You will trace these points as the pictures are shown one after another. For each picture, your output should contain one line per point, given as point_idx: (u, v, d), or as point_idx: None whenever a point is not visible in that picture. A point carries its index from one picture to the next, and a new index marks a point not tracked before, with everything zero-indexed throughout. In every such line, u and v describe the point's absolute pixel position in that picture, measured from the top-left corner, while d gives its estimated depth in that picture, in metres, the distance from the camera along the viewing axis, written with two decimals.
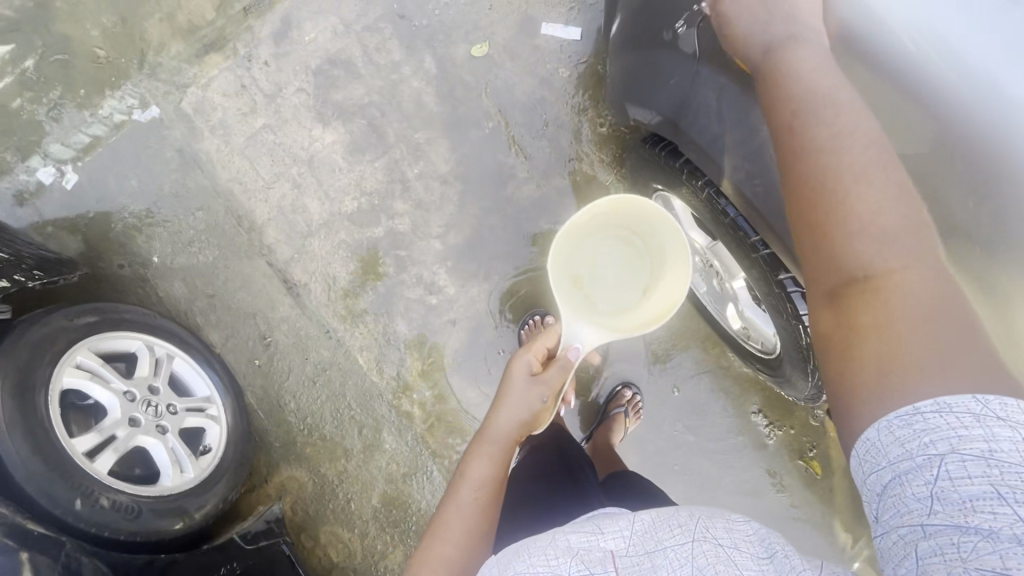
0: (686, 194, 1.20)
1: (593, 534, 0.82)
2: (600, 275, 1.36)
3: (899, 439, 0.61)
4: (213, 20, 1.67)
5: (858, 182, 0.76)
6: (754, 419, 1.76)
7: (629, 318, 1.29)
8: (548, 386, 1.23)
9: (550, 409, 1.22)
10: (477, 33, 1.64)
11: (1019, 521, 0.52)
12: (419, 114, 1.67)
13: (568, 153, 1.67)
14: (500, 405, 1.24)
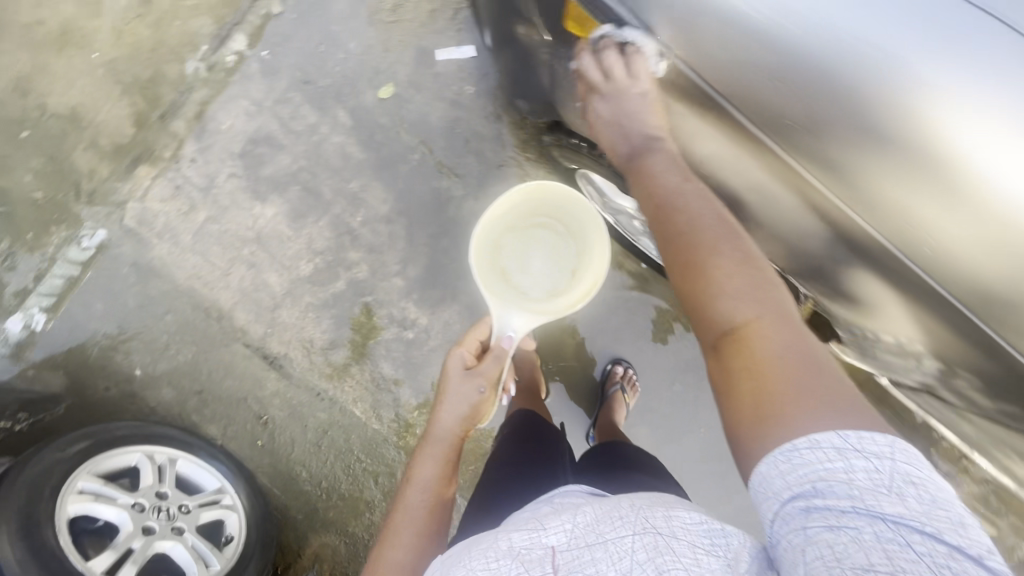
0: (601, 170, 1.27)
1: (536, 530, 0.79)
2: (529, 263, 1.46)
3: (784, 473, 0.65)
4: (134, 135, 1.74)
5: (713, 254, 0.83)
6: None
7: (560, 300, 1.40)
8: (484, 377, 1.30)
9: (488, 399, 1.28)
10: (379, 76, 1.71)
11: (875, 521, 0.58)
12: (347, 165, 1.73)
13: (496, 161, 1.73)
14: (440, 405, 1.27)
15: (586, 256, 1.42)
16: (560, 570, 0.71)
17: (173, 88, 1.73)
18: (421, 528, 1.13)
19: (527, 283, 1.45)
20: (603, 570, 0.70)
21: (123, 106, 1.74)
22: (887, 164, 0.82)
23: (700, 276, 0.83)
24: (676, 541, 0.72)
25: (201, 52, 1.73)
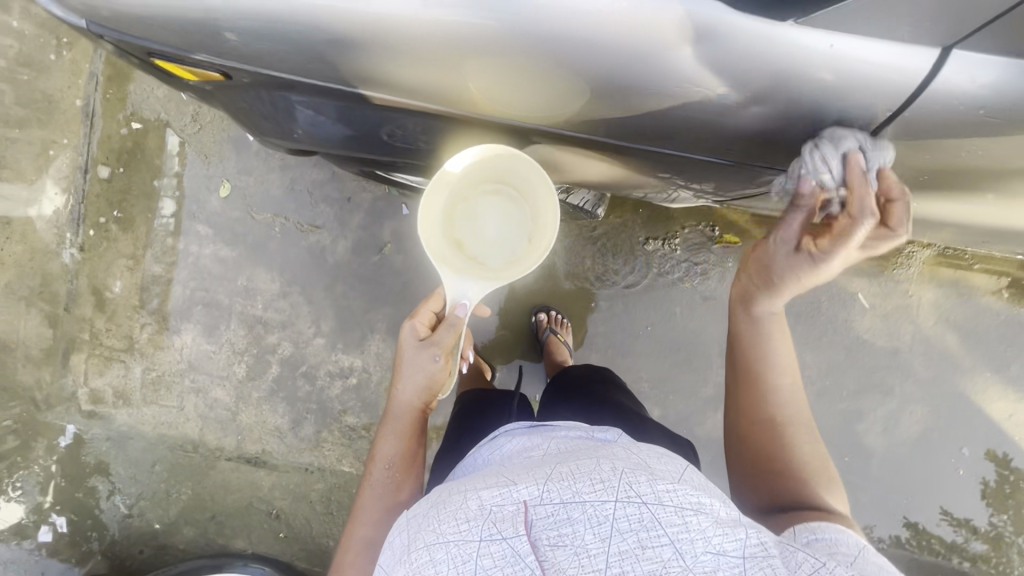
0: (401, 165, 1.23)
1: (505, 486, 0.69)
2: (481, 234, 1.26)
3: (840, 537, 0.79)
4: (55, 335, 1.93)
5: (777, 403, 0.99)
6: (651, 248, 1.77)
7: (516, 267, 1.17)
8: (439, 346, 1.08)
9: (447, 369, 1.08)
10: (213, 180, 1.84)
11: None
12: (227, 266, 1.86)
13: (344, 196, 1.82)
14: (398, 374, 1.10)
15: (540, 220, 1.20)
16: (533, 529, 0.61)
17: (63, 280, 1.91)
18: (386, 505, 1.02)
19: (485, 255, 1.24)
20: (582, 533, 0.60)
21: (35, 316, 1.92)
22: (450, 77, 0.88)
23: (770, 408, 0.98)
24: (663, 509, 0.63)
25: (68, 239, 1.89)
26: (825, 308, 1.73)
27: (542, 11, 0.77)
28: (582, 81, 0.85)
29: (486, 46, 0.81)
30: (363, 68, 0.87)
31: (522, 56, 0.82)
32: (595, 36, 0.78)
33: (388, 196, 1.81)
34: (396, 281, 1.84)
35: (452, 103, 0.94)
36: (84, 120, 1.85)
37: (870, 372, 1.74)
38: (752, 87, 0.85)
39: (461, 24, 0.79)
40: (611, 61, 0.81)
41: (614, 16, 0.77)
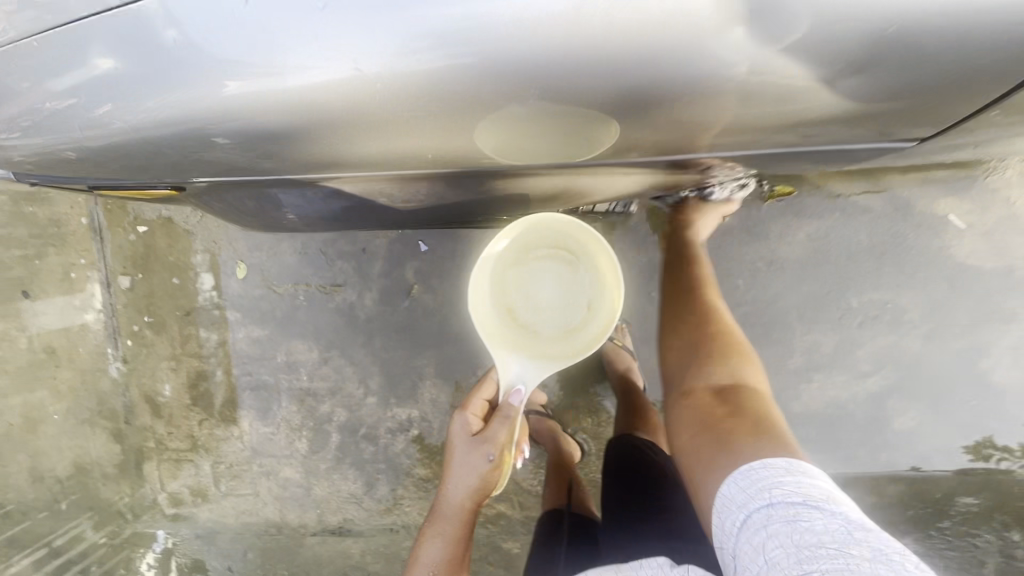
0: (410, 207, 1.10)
1: None
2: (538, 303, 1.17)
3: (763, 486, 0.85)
4: (124, 448, 1.95)
5: (728, 360, 1.15)
6: None
7: (575, 341, 1.13)
8: (493, 443, 1.10)
9: (501, 467, 1.09)
10: (228, 263, 1.79)
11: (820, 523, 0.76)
12: (264, 345, 1.81)
13: (358, 247, 1.72)
14: (448, 471, 1.13)
15: (600, 292, 1.14)
16: None
17: (117, 395, 1.92)
18: None
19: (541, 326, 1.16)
20: None
21: (101, 435, 1.94)
22: (424, 130, 0.73)
23: (712, 359, 1.15)
24: None
25: (111, 354, 1.90)
26: (912, 240, 1.50)
27: (523, 30, 0.59)
28: (583, 103, 0.67)
29: (461, 95, 0.66)
30: (332, 137, 0.75)
31: (505, 90, 0.65)
32: (590, 49, 0.61)
33: (403, 236, 1.70)
34: (432, 322, 1.73)
35: (438, 154, 0.80)
36: (94, 235, 1.83)
37: (983, 299, 1.50)
38: (821, 58, 0.63)
39: (425, 72, 0.63)
40: (618, 70, 0.63)
41: (615, 15, 0.58)
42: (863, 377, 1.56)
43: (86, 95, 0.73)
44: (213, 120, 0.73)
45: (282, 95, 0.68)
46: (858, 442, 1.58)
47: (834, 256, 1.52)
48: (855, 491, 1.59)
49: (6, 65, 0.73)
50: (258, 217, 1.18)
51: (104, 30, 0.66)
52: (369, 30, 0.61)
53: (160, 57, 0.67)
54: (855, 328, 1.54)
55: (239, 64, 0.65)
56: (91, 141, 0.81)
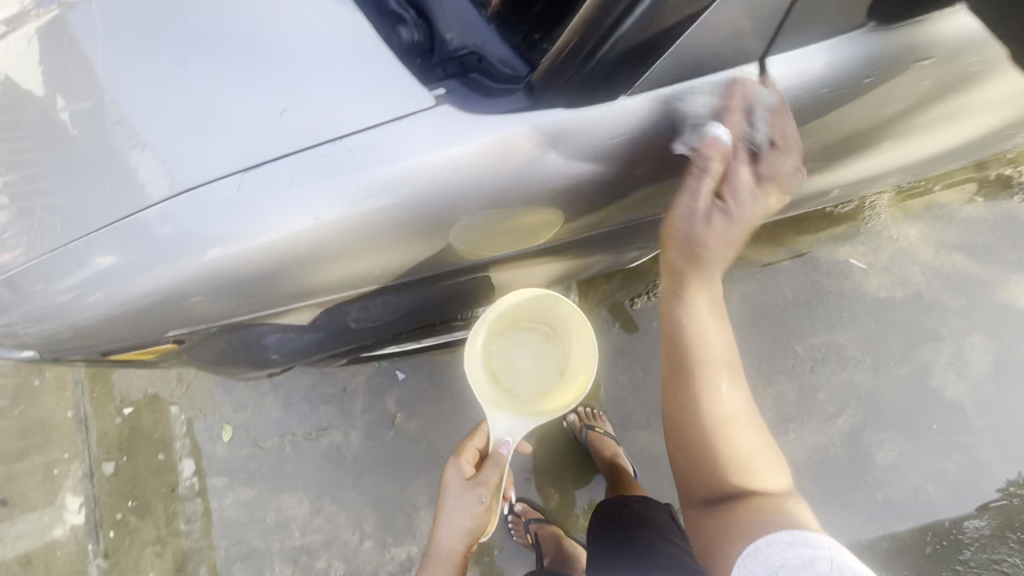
0: (376, 339, 1.21)
1: None
2: (517, 370, 1.18)
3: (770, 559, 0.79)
4: None
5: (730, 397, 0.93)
6: (640, 306, 1.73)
7: (551, 404, 1.11)
8: (486, 487, 1.07)
9: (492, 510, 1.07)
10: (214, 429, 1.82)
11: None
12: (254, 507, 1.78)
13: (339, 389, 1.80)
14: (442, 509, 1.12)
15: (577, 350, 1.15)
16: None
17: None
18: None
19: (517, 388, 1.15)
20: None
21: None
22: (374, 258, 0.82)
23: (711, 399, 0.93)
24: None
25: (91, 551, 1.82)
26: (828, 285, 1.70)
27: (444, 170, 0.73)
28: (504, 207, 0.80)
29: (403, 224, 0.77)
30: (296, 281, 0.84)
31: (443, 211, 0.77)
32: (494, 173, 0.75)
33: (380, 369, 1.80)
34: (420, 448, 1.77)
35: (388, 273, 0.88)
36: (78, 427, 1.87)
37: (908, 327, 1.66)
38: (633, 154, 0.81)
39: (359, 217, 0.75)
40: (509, 186, 0.77)
41: (498, 148, 0.74)
42: (833, 419, 1.64)
43: (88, 286, 0.85)
44: (190, 282, 0.81)
45: (254, 252, 0.78)
46: (852, 485, 1.61)
47: (768, 312, 1.70)
48: (867, 537, 1.58)
49: (32, 274, 0.89)
50: (235, 374, 1.27)
51: (111, 234, 0.82)
52: (323, 188, 0.74)
53: (155, 243, 0.79)
54: (809, 373, 1.66)
55: (214, 234, 0.77)
56: (85, 324, 0.90)
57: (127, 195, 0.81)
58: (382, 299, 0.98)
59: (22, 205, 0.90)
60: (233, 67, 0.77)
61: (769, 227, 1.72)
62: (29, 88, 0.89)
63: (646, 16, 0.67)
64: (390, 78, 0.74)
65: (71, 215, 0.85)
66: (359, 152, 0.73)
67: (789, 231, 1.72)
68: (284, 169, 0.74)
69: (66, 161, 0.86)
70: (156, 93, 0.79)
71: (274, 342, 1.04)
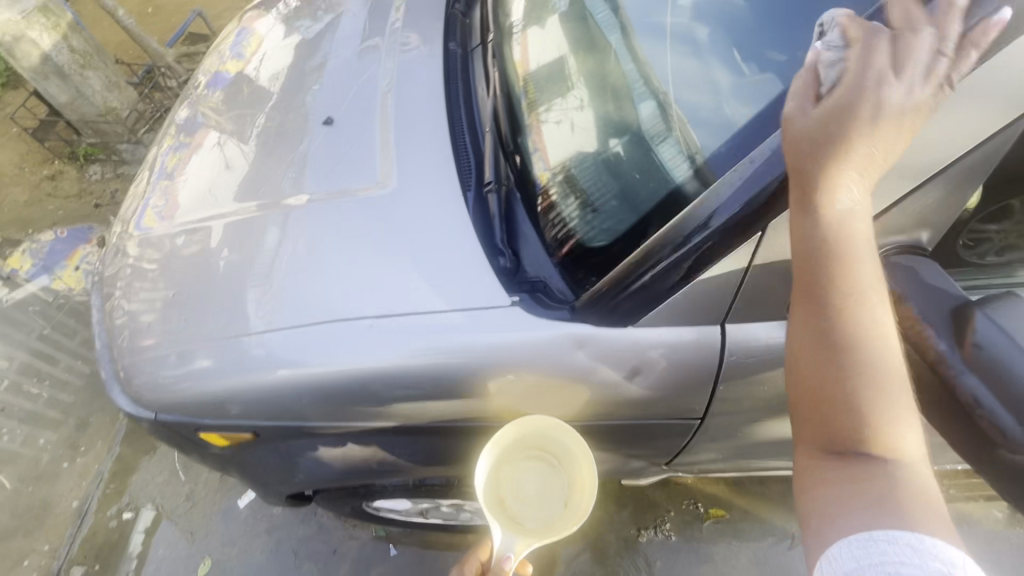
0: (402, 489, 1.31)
1: None
2: (523, 494, 1.02)
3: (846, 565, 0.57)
4: None
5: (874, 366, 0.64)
6: (645, 539, 1.72)
7: (554, 533, 0.95)
8: None
9: None
10: (194, 559, 1.79)
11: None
12: None
13: (329, 548, 1.77)
14: None
15: (579, 481, 1.00)
16: None
17: None
18: None
19: (524, 517, 0.99)
20: None
21: None
22: (417, 399, 1.05)
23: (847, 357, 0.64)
24: None
25: None
26: None
27: (490, 343, 0.99)
28: (532, 380, 1.02)
29: (450, 375, 1.01)
30: (353, 404, 1.06)
31: (481, 373, 1.01)
32: (529, 353, 0.99)
33: (375, 538, 1.78)
34: None
35: (430, 414, 1.08)
36: (74, 520, 1.91)
37: None
38: (648, 366, 1.01)
39: (415, 364, 1.00)
40: (534, 369, 1.00)
41: (535, 336, 0.99)
42: None
43: (190, 376, 1.08)
44: (272, 391, 1.04)
45: (329, 376, 1.02)
46: None
47: None
48: None
49: (153, 360, 1.13)
50: (263, 496, 1.31)
51: (223, 345, 1.08)
52: (396, 339, 1.01)
53: (257, 355, 1.05)
54: None
55: (294, 360, 1.03)
56: (172, 402, 1.09)
57: (249, 317, 1.09)
58: (419, 443, 1.15)
59: (171, 303, 1.19)
60: (358, 251, 1.10)
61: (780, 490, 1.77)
62: (210, 233, 1.26)
63: (653, 283, 0.93)
64: (464, 277, 1.05)
65: (198, 324, 1.13)
66: (429, 319, 1.01)
67: None
68: (372, 321, 1.02)
69: (215, 281, 1.17)
70: (292, 258, 1.13)
71: (306, 469, 1.20)
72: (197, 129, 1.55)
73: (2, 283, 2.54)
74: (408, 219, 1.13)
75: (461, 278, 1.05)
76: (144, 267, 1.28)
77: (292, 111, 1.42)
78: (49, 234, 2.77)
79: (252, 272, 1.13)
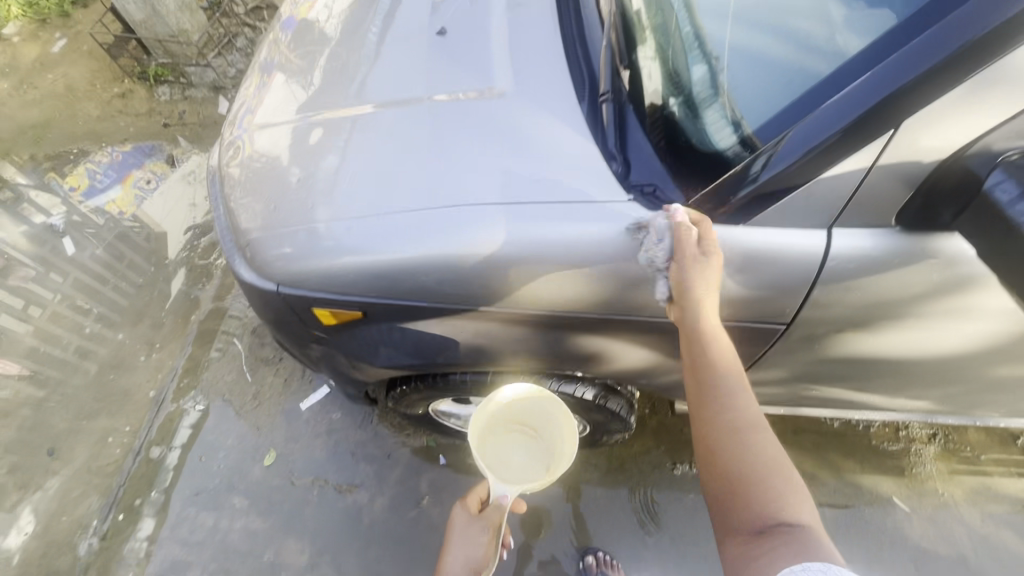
0: (470, 389, 1.36)
1: None
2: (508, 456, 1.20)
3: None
4: None
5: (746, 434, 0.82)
6: (680, 472, 1.83)
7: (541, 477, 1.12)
8: (492, 513, 1.11)
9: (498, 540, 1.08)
10: (260, 450, 1.94)
11: None
12: (255, 540, 1.79)
13: (384, 453, 1.92)
14: (448, 546, 1.10)
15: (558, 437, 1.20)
16: None
17: None
18: None
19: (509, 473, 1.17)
20: None
21: None
22: (508, 288, 1.11)
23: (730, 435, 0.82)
24: None
25: (92, 527, 1.85)
26: (869, 517, 1.73)
27: (585, 234, 1.05)
28: (625, 273, 1.07)
29: (545, 264, 1.07)
30: (446, 291, 1.13)
31: (573, 266, 1.07)
32: (624, 245, 1.04)
33: (426, 448, 1.92)
34: (433, 536, 1.78)
35: (516, 310, 1.15)
36: (152, 406, 2.08)
37: None
38: (747, 264, 1.03)
39: (511, 251, 1.07)
40: (631, 261, 1.05)
41: (631, 230, 1.04)
42: None
43: (297, 253, 1.17)
44: (374, 272, 1.12)
45: (429, 259, 1.10)
46: None
47: None
48: None
49: (261, 243, 1.22)
50: (351, 379, 1.42)
51: (328, 227, 1.16)
52: (494, 227, 1.08)
53: (360, 237, 1.13)
54: None
55: (378, 246, 1.11)
56: (281, 280, 1.19)
57: (351, 203, 1.16)
58: (501, 342, 1.22)
59: (275, 195, 1.27)
60: (457, 150, 1.16)
61: (814, 441, 1.85)
62: (300, 146, 1.32)
63: (770, 182, 0.96)
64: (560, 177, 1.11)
65: (298, 211, 1.21)
66: (524, 211, 1.08)
67: (833, 451, 1.83)
68: (471, 212, 1.09)
69: (316, 174, 1.24)
70: (374, 159, 1.20)
71: (385, 361, 1.30)
72: (273, 71, 1.57)
73: (61, 202, 2.71)
74: (508, 122, 1.18)
75: (560, 176, 1.11)
76: (239, 179, 1.36)
77: (356, 53, 1.46)
78: (106, 154, 2.89)
79: (335, 172, 1.22)
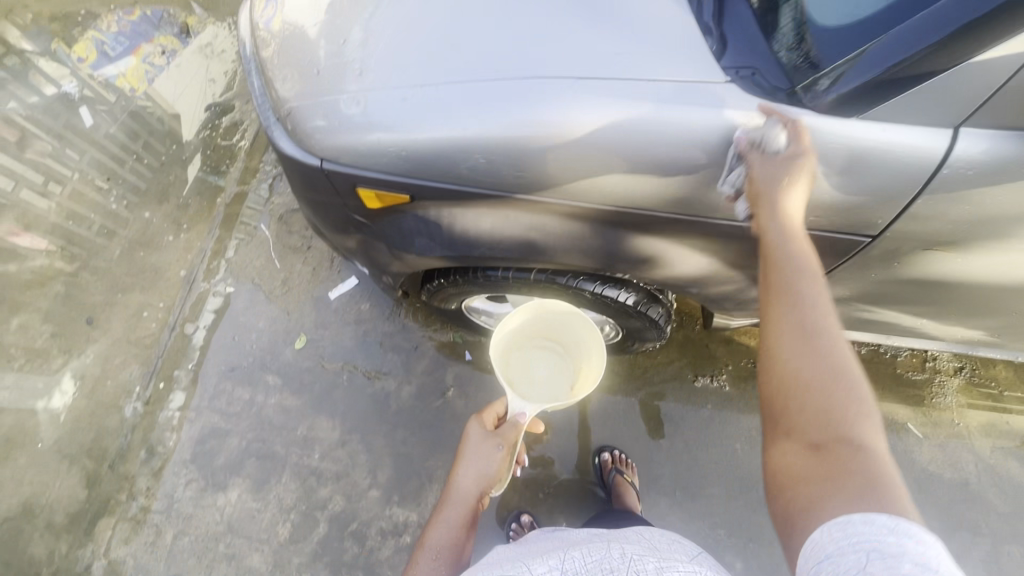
0: (511, 287, 1.33)
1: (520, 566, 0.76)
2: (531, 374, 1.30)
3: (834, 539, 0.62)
4: (88, 496, 1.83)
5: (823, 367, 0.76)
6: (700, 384, 1.86)
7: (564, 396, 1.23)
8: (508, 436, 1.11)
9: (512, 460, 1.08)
10: (290, 334, 1.99)
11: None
12: (288, 416, 1.90)
13: (411, 345, 1.96)
14: (460, 459, 1.08)
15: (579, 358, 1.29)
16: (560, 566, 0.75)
17: (118, 435, 1.90)
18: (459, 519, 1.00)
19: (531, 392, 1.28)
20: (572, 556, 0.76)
21: (74, 474, 1.86)
22: (559, 177, 1.04)
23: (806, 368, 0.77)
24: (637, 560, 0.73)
25: (135, 393, 1.95)
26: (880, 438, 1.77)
27: (651, 119, 0.96)
28: (690, 167, 0.99)
29: (604, 150, 0.99)
30: (493, 178, 1.06)
31: (636, 156, 0.99)
32: (694, 135, 0.96)
33: (452, 343, 1.96)
34: (457, 424, 1.87)
35: (565, 204, 1.09)
36: (183, 286, 2.11)
37: (949, 507, 1.69)
38: (831, 167, 0.96)
39: (568, 133, 0.99)
40: (702, 154, 0.98)
41: (703, 119, 0.96)
42: None
43: (333, 123, 1.09)
44: (415, 147, 1.04)
45: (477, 136, 1.01)
46: None
47: None
48: None
49: (295, 111, 1.14)
50: (384, 269, 1.40)
51: (366, 94, 1.06)
52: (551, 105, 0.99)
53: (401, 106, 1.04)
54: None
55: (423, 118, 1.02)
56: (317, 153, 1.12)
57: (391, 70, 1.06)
58: (548, 238, 1.17)
59: (307, 60, 1.16)
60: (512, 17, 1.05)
61: None
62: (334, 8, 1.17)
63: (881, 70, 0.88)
64: (626, 55, 1.00)
65: (336, 75, 1.10)
66: (584, 90, 0.98)
67: None
68: (525, 86, 1.00)
69: (351, 35, 1.12)
70: (421, 20, 1.08)
71: (420, 251, 1.26)
72: None
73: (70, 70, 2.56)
74: None
75: (627, 55, 1.00)
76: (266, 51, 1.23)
77: None
78: (113, 19, 2.68)
79: (370, 41, 1.10)
